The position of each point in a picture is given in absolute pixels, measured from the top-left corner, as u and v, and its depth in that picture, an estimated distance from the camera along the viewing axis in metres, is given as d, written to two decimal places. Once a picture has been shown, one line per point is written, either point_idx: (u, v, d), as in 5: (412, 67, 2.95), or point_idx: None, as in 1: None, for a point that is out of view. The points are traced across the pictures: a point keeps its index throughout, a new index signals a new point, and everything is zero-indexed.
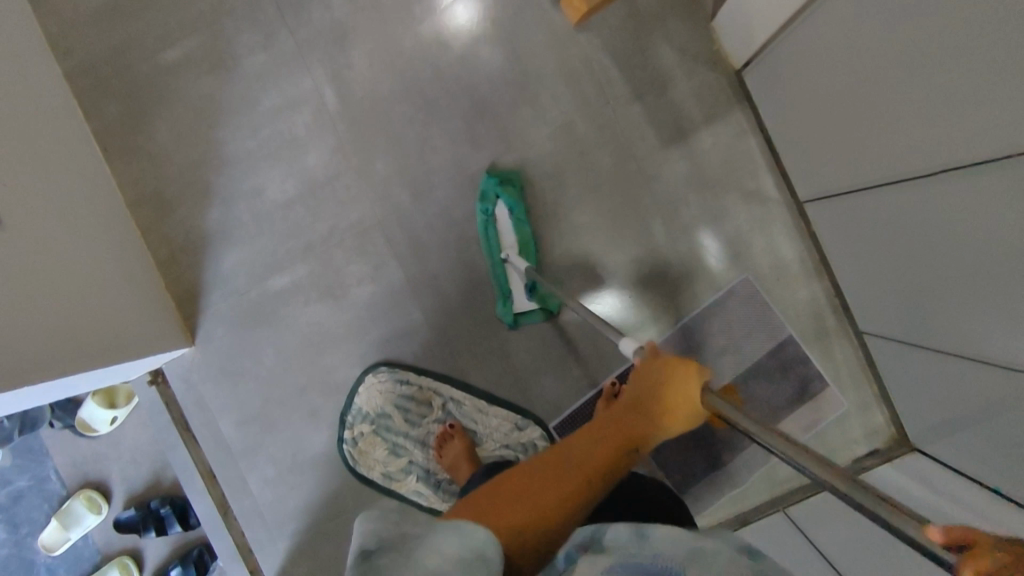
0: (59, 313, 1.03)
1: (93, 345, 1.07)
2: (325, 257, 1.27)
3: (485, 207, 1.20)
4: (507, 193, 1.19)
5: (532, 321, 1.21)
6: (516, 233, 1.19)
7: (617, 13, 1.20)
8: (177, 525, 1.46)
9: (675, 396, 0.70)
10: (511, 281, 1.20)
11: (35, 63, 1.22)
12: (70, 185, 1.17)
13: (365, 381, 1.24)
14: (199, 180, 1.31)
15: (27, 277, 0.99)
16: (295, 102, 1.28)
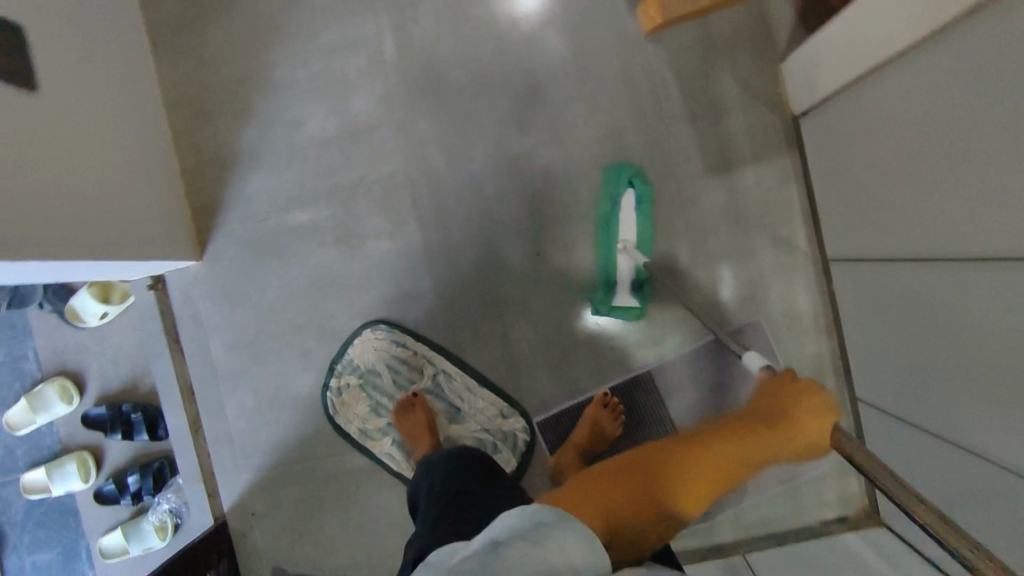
0: (76, 198, 1.01)
1: (97, 236, 1.05)
2: (348, 204, 1.25)
3: (614, 190, 1.19)
4: (641, 187, 1.18)
5: (626, 317, 1.19)
6: (636, 226, 1.19)
7: (690, 32, 1.19)
8: (144, 434, 1.46)
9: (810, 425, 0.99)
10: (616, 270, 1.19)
11: None
12: (112, 75, 1.15)
13: (362, 335, 1.24)
14: (241, 100, 1.29)
15: (53, 156, 0.97)
16: (354, 44, 1.26)
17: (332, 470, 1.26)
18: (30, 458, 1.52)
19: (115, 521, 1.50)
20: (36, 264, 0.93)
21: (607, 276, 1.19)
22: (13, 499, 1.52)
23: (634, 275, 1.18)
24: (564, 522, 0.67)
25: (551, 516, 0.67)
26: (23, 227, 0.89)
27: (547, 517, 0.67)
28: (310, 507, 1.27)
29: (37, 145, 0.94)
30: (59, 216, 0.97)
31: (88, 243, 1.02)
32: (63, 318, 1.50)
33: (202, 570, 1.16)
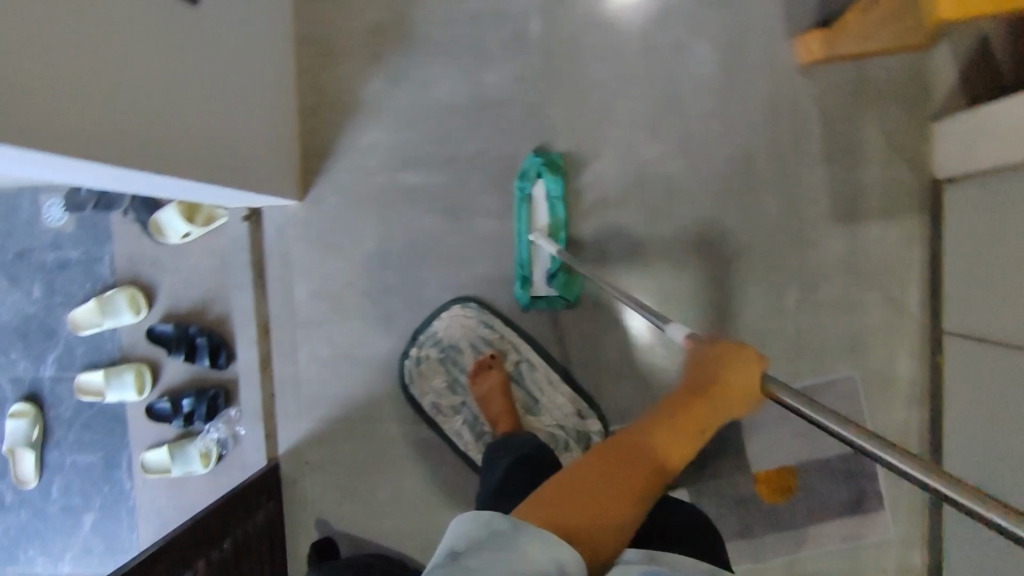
0: (211, 124, 0.99)
1: (225, 168, 1.02)
2: (462, 176, 1.22)
3: (523, 185, 1.18)
4: (547, 173, 1.16)
5: (546, 308, 1.20)
6: (550, 214, 1.18)
7: (845, 73, 1.13)
8: (205, 359, 1.47)
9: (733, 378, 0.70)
10: (534, 260, 1.19)
11: None
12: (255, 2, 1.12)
13: (449, 310, 1.22)
14: (371, 50, 1.25)
15: (197, 79, 0.95)
16: (498, 15, 1.21)
17: (394, 436, 1.26)
18: (88, 360, 1.54)
19: (161, 437, 1.53)
20: (175, 181, 0.92)
21: (524, 273, 1.19)
22: (66, 396, 1.56)
23: (550, 264, 1.18)
24: (521, 527, 0.52)
25: (503, 518, 0.53)
26: (165, 155, 0.87)
27: (497, 523, 0.53)
28: (366, 467, 1.28)
29: (186, 65, 0.92)
30: (195, 148, 0.94)
31: (219, 169, 1.01)
32: (146, 231, 1.51)
33: (248, 511, 1.19)
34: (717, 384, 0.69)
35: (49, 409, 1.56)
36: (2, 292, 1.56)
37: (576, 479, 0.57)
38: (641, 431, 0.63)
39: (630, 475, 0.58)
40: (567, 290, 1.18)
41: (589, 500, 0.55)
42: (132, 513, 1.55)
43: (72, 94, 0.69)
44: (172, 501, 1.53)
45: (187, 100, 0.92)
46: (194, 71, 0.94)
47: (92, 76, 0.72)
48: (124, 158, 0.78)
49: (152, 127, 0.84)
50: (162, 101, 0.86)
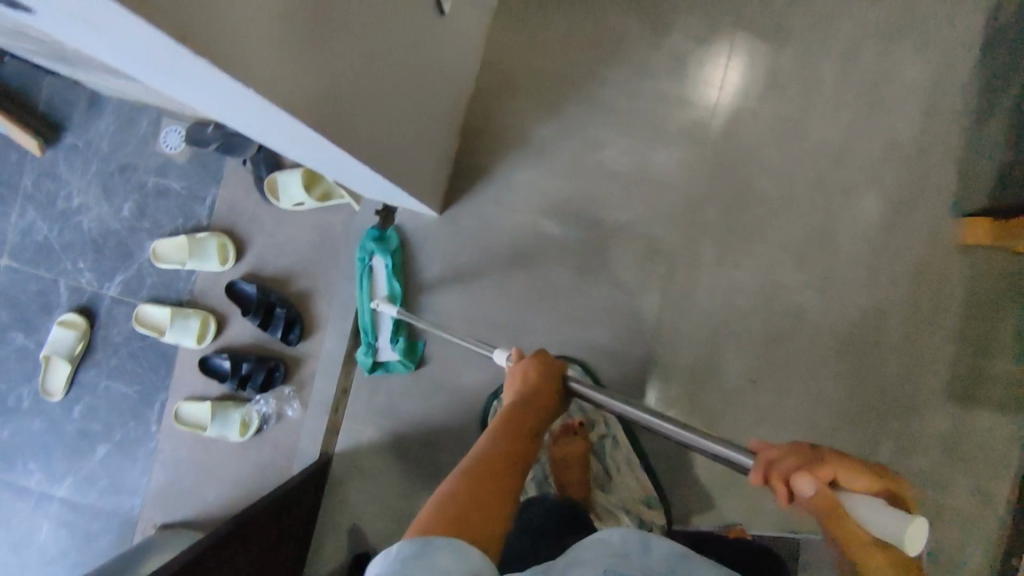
0: (410, 130, 0.98)
1: (404, 171, 1.01)
2: (604, 243, 1.22)
3: (361, 259, 1.23)
4: (382, 246, 1.22)
5: (396, 371, 1.26)
6: (387, 285, 1.23)
7: (998, 262, 1.15)
8: (277, 331, 1.43)
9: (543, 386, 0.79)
10: (377, 327, 1.25)
11: None
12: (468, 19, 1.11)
13: None
14: (552, 93, 1.23)
15: (417, 88, 0.94)
16: (687, 103, 1.20)
17: (458, 469, 1.25)
18: (155, 293, 1.50)
19: (205, 390, 1.49)
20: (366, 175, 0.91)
21: (369, 343, 1.25)
22: (120, 321, 1.50)
23: (392, 333, 1.24)
24: (426, 546, 0.50)
25: (407, 545, 0.50)
26: (376, 151, 0.85)
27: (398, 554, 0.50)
28: (419, 491, 1.26)
29: (415, 73, 0.90)
30: (394, 148, 0.93)
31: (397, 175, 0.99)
32: (260, 188, 1.45)
33: (293, 505, 1.14)
34: (538, 393, 0.77)
35: (98, 328, 1.51)
36: (91, 200, 1.51)
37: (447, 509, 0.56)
38: (484, 453, 0.65)
39: (484, 490, 0.60)
40: (409, 358, 1.25)
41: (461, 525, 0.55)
42: (148, 457, 1.49)
43: (344, 76, 0.67)
44: (194, 457, 1.48)
45: (406, 99, 0.91)
46: (416, 76, 0.93)
47: (363, 59, 0.71)
48: (352, 142, 0.76)
49: (377, 120, 0.82)
50: (392, 100, 0.85)
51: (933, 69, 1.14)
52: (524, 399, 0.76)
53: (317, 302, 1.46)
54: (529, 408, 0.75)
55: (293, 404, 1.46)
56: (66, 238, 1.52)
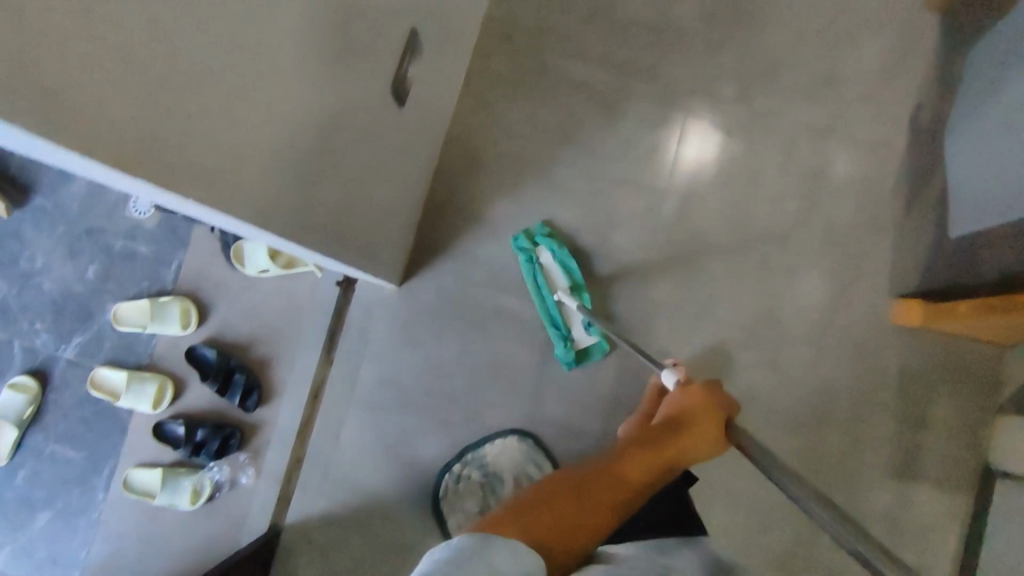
0: (366, 213, 1.02)
1: (364, 251, 1.05)
2: (559, 319, 1.26)
3: (532, 255, 1.24)
4: (550, 241, 1.23)
5: (593, 357, 1.24)
6: (565, 275, 1.23)
7: (932, 345, 1.21)
8: (235, 398, 1.42)
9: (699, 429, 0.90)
10: (568, 318, 1.24)
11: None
12: (428, 106, 1.16)
13: (505, 439, 1.23)
14: (513, 173, 1.29)
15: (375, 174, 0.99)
16: (640, 187, 1.27)
17: (409, 543, 1.23)
18: (113, 356, 1.49)
19: (158, 456, 1.45)
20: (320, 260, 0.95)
21: (561, 334, 1.23)
22: (74, 384, 1.48)
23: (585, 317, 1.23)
24: (489, 542, 0.58)
25: (468, 540, 0.58)
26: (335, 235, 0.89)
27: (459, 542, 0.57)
28: (369, 566, 1.23)
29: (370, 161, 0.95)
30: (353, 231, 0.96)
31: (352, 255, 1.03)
32: (226, 254, 1.48)
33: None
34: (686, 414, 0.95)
35: (52, 391, 1.48)
36: (55, 261, 1.52)
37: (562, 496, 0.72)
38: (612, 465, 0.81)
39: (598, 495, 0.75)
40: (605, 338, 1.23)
41: (569, 509, 0.70)
42: (91, 527, 1.43)
43: (308, 177, 0.71)
44: (139, 527, 1.43)
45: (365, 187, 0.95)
46: (378, 164, 0.97)
47: (325, 159, 0.75)
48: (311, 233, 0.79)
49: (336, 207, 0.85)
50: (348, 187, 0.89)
51: (862, 164, 1.23)
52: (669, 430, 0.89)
53: (278, 370, 1.46)
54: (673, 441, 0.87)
55: (247, 472, 1.43)
56: (27, 298, 1.51)
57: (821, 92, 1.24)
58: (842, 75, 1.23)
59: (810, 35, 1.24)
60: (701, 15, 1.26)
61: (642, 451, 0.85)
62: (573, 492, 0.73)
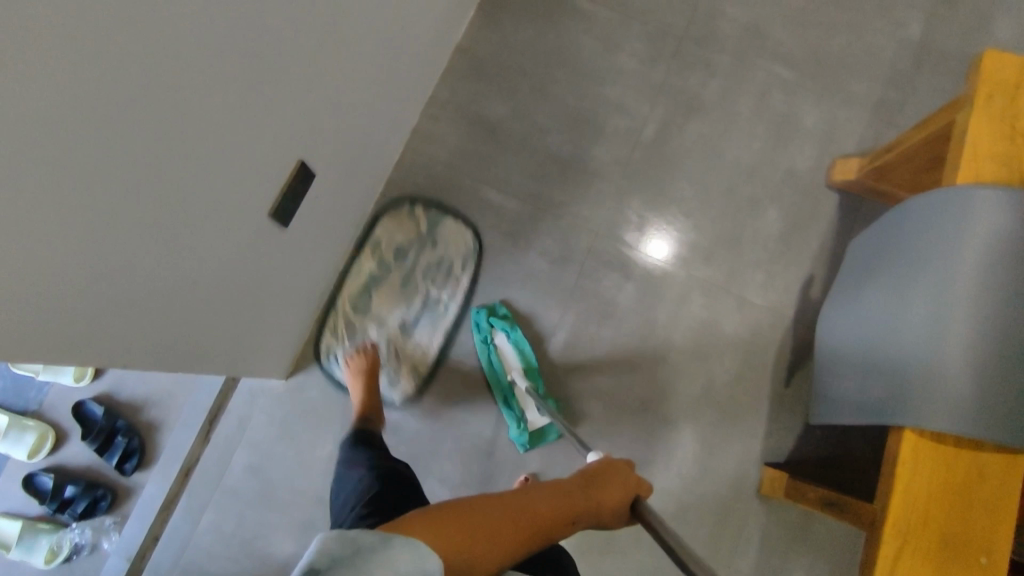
0: (227, 316, 1.02)
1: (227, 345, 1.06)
2: (437, 436, 1.26)
3: (485, 337, 1.28)
4: (503, 322, 1.27)
5: (548, 438, 1.24)
6: (518, 356, 1.26)
7: (795, 514, 1.21)
8: (114, 460, 1.40)
9: (617, 481, 0.75)
10: (520, 400, 1.25)
11: (400, 114, 1.31)
12: (329, 213, 1.20)
13: (463, 227, 1.34)
14: (415, 283, 1.32)
15: (236, 281, 1.00)
16: (535, 315, 1.30)
17: None
18: (1, 397, 1.47)
19: (26, 509, 1.42)
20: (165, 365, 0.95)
21: (513, 415, 1.24)
22: None
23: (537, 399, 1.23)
24: (386, 542, 0.49)
25: (370, 534, 0.49)
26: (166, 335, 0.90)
27: (364, 539, 0.48)
28: None
29: (228, 271, 0.96)
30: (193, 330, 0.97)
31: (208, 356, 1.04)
32: None
33: None
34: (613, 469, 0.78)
35: None
36: None
37: (450, 516, 0.56)
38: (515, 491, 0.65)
39: (493, 523, 0.59)
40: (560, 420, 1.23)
41: (450, 530, 0.55)
42: None
43: (110, 289, 0.75)
44: None
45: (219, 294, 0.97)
46: (242, 270, 1.00)
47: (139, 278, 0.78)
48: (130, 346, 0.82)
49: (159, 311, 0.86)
50: (188, 293, 0.90)
51: (749, 326, 1.27)
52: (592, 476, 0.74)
53: (163, 436, 1.44)
54: (589, 485, 0.72)
55: (110, 537, 1.40)
56: None
57: (717, 252, 1.31)
58: (741, 238, 1.31)
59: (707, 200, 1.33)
60: (618, 162, 1.35)
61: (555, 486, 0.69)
62: (460, 509, 0.58)
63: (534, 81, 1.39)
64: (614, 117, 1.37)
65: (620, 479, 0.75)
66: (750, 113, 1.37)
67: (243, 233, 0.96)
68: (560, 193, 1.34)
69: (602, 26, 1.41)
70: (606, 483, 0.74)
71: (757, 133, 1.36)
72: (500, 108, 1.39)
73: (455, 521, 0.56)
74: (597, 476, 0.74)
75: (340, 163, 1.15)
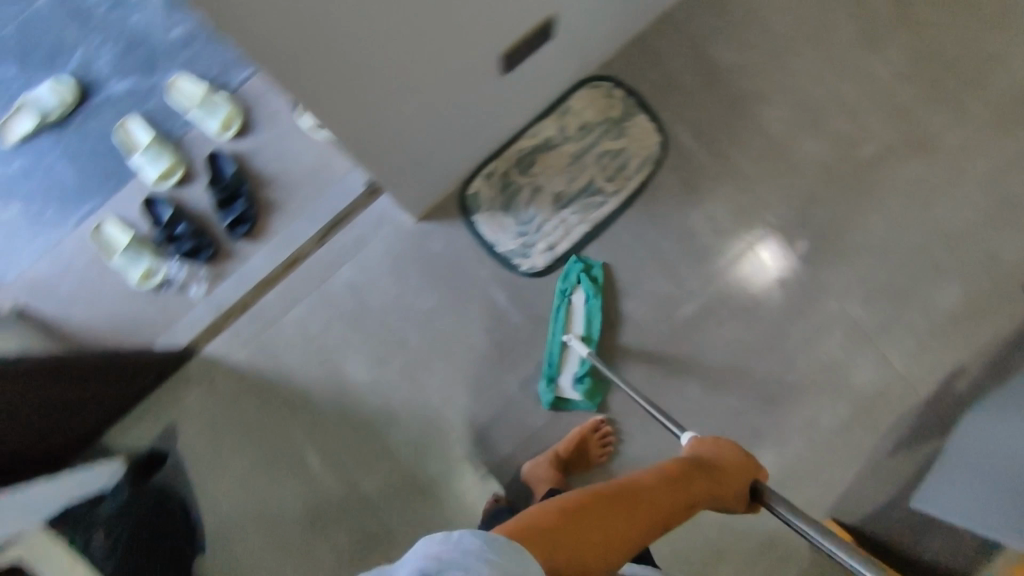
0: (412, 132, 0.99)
1: (401, 164, 1.05)
2: (533, 339, 1.23)
3: (562, 289, 1.24)
4: (589, 283, 1.23)
5: (569, 410, 1.21)
6: (586, 322, 1.22)
7: None
8: (226, 219, 1.43)
9: (715, 478, 0.79)
10: (564, 362, 1.22)
11: (632, 16, 1.25)
12: (533, 79, 1.15)
13: (655, 131, 1.30)
14: (575, 190, 1.27)
15: (437, 102, 0.96)
16: (673, 272, 1.25)
17: (284, 437, 1.24)
18: (151, 116, 1.51)
19: (138, 224, 1.49)
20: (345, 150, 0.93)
21: (550, 373, 1.21)
22: (104, 118, 1.52)
23: (580, 369, 1.21)
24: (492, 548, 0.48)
25: (474, 537, 0.48)
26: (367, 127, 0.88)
27: (469, 544, 0.48)
28: (239, 432, 1.24)
29: (438, 88, 0.93)
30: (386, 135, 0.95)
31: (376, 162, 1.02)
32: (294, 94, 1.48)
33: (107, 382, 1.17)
34: (714, 465, 0.82)
35: (82, 110, 1.53)
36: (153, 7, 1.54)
37: (577, 511, 0.60)
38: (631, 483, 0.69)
39: (614, 520, 0.62)
40: (593, 399, 1.21)
41: (580, 530, 0.58)
42: (49, 245, 1.48)
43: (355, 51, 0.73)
44: (86, 271, 1.46)
45: (422, 109, 0.94)
46: (448, 95, 0.97)
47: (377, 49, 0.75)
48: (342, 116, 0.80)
49: (376, 101, 0.83)
50: (402, 95, 0.88)
51: (879, 383, 1.20)
52: (694, 468, 0.79)
53: (279, 219, 1.45)
54: (693, 479, 0.76)
55: (201, 286, 1.45)
56: (113, 23, 1.55)
57: (882, 297, 1.22)
58: (914, 295, 1.22)
59: (896, 242, 1.23)
60: (822, 163, 1.27)
61: (663, 481, 0.73)
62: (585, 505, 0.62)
63: (775, 47, 1.31)
64: (838, 118, 1.28)
65: (716, 474, 0.80)
66: (986, 177, 1.24)
67: (466, 58, 0.92)
68: (751, 168, 1.28)
69: (871, 19, 1.30)
70: (709, 478, 0.79)
71: (982, 200, 1.23)
72: (729, 57, 1.31)
73: (584, 519, 0.59)
74: (699, 469, 0.79)
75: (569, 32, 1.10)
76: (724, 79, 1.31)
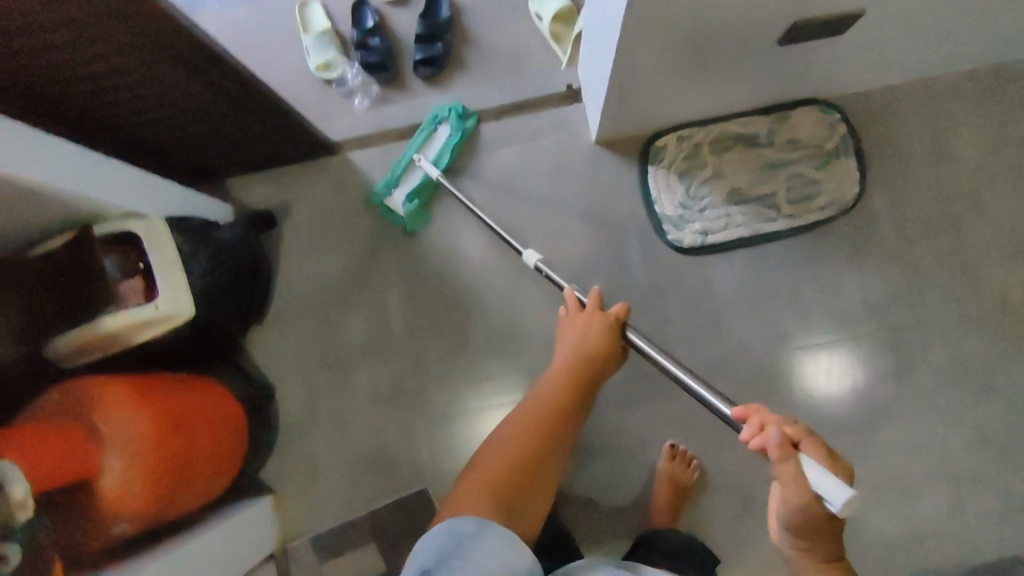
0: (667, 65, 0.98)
1: (635, 86, 1.03)
2: (643, 302, 1.23)
3: (433, 118, 1.28)
4: (457, 120, 1.28)
5: (392, 223, 1.26)
6: (439, 150, 1.28)
7: None
8: (419, 54, 1.32)
9: (595, 347, 0.93)
10: (403, 175, 1.26)
11: (905, 66, 1.19)
12: (786, 74, 1.11)
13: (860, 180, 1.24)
14: (755, 193, 1.24)
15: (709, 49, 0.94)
16: (805, 315, 1.21)
17: (381, 266, 1.26)
18: None
19: (338, 20, 1.41)
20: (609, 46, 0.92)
21: (392, 181, 1.26)
22: None
23: (414, 188, 1.25)
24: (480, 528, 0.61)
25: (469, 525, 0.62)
26: (648, 35, 0.86)
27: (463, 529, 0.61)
28: (346, 240, 1.27)
29: (722, 35, 0.91)
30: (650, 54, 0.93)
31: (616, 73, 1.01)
32: None
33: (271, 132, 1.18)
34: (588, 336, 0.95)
35: None
36: None
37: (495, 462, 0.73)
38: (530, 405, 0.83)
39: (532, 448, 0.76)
40: (413, 218, 1.25)
41: (511, 479, 0.71)
42: None
43: None
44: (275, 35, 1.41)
45: (695, 46, 0.92)
46: (722, 47, 0.95)
47: None
48: (645, 13, 0.79)
49: (673, 18, 0.82)
50: (697, 25, 0.86)
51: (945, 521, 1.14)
52: (579, 356, 0.92)
53: None
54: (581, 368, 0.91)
55: (363, 101, 1.35)
56: None
57: (991, 446, 1.16)
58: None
59: None
60: (1005, 295, 1.20)
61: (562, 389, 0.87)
62: (499, 451, 0.75)
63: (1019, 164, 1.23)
64: None
65: (594, 343, 0.94)
66: None
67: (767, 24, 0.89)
68: (932, 262, 1.22)
69: None
70: (592, 355, 0.93)
71: None
72: (969, 152, 1.24)
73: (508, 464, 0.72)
74: (583, 354, 0.93)
75: (851, 50, 1.05)
76: (951, 168, 1.24)
